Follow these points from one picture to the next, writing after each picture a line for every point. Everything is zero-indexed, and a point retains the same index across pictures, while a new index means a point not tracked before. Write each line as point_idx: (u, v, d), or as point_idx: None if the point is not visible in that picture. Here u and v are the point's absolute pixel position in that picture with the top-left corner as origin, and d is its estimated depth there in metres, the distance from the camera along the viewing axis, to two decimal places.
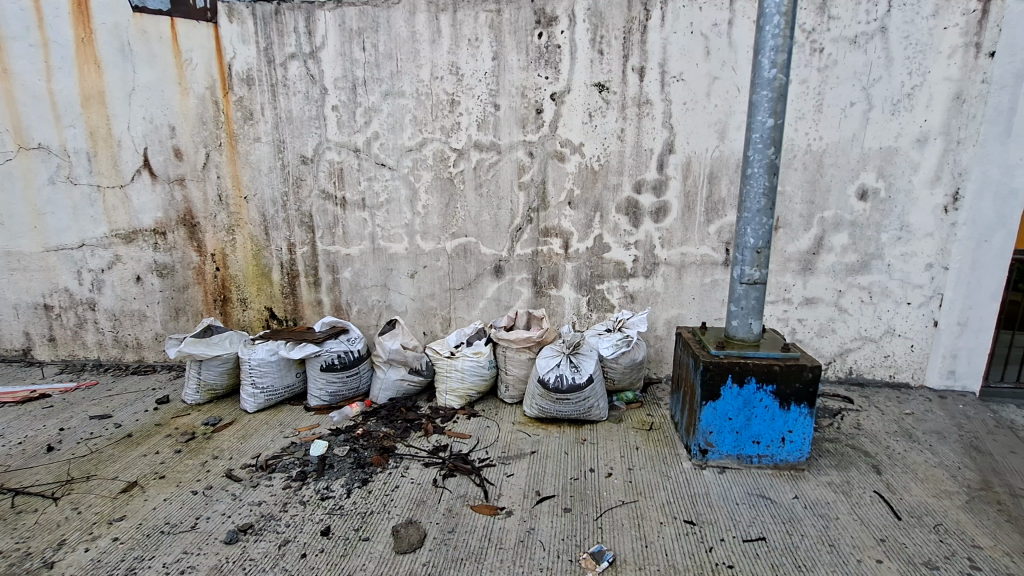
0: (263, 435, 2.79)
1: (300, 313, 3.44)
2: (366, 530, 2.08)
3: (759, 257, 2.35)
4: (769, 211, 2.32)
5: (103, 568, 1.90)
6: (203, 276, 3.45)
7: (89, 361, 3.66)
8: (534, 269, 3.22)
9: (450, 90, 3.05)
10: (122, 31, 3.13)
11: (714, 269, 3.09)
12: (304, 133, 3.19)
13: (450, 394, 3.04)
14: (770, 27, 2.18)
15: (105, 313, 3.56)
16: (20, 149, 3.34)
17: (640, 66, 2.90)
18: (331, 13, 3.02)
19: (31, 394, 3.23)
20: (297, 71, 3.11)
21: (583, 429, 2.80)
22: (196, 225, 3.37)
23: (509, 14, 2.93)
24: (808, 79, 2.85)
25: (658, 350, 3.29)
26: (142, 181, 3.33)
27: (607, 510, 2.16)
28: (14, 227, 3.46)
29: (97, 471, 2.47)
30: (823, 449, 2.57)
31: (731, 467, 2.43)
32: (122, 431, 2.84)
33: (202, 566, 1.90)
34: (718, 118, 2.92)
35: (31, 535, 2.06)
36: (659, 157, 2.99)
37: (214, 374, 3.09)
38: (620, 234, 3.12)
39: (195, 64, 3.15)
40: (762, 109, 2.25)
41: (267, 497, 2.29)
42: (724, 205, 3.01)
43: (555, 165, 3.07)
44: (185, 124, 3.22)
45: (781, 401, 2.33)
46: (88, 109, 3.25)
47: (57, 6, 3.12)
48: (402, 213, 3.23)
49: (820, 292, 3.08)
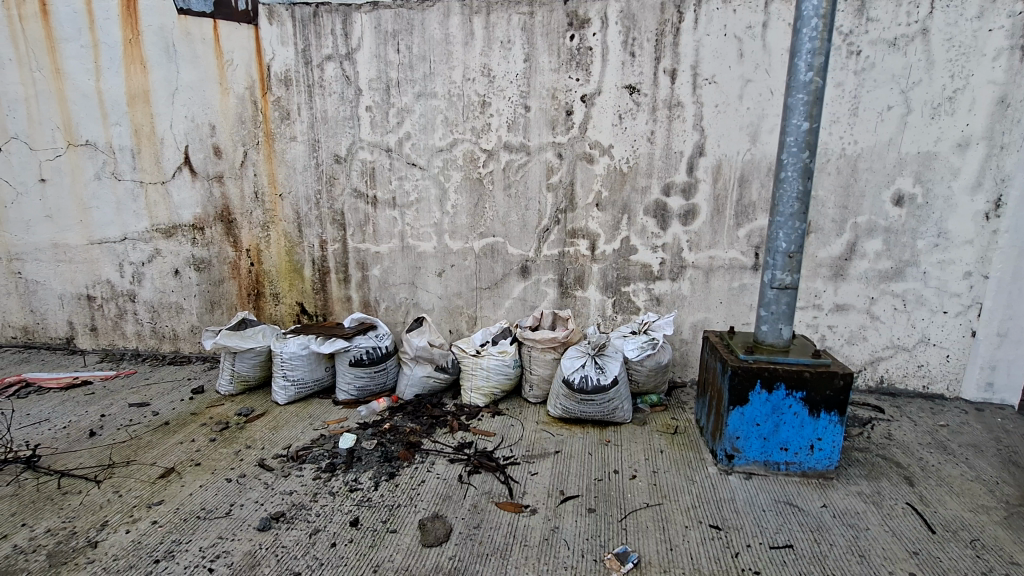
0: (293, 427, 2.86)
1: (330, 309, 3.51)
2: (393, 522, 2.12)
3: (791, 262, 2.33)
4: (802, 215, 2.30)
5: (143, 549, 1.97)
6: (238, 270, 3.54)
7: (128, 350, 3.80)
8: (561, 269, 3.23)
9: (481, 91, 3.08)
10: (168, 32, 3.25)
11: (743, 273, 3.07)
12: (338, 132, 3.25)
13: (474, 392, 3.07)
14: (807, 31, 2.16)
15: (144, 305, 3.69)
16: (70, 145, 3.48)
17: (672, 67, 2.90)
18: (367, 15, 3.09)
19: (74, 381, 3.37)
20: (333, 72, 3.19)
21: (607, 430, 2.80)
22: (233, 221, 3.47)
23: (542, 16, 2.96)
24: (844, 81, 2.81)
25: (683, 353, 3.27)
26: (182, 178, 3.44)
27: (632, 512, 2.16)
28: (62, 220, 3.61)
29: (137, 457, 2.57)
30: (853, 458, 2.53)
31: (758, 473, 2.40)
32: (159, 419, 2.95)
33: (237, 551, 1.96)
34: (750, 120, 2.89)
35: (76, 515, 2.15)
36: (689, 159, 2.98)
37: (247, 366, 3.17)
38: (647, 237, 3.11)
39: (235, 65, 3.24)
40: (797, 113, 2.23)
41: (298, 487, 2.35)
42: (755, 208, 2.98)
43: (584, 166, 3.08)
44: (226, 124, 3.32)
45: (810, 408, 2.30)
46: (134, 108, 3.38)
47: (107, 8, 3.25)
48: (431, 213, 3.28)
49: (851, 298, 3.03)
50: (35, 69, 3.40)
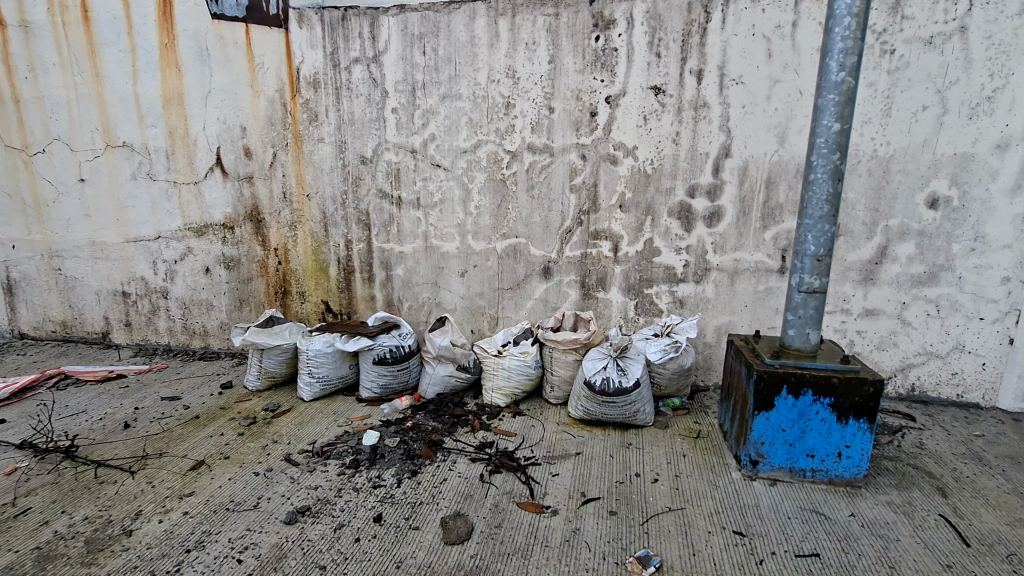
0: (318, 423, 2.92)
1: (354, 308, 3.57)
2: (416, 519, 2.14)
3: (820, 266, 2.29)
4: (832, 218, 2.25)
5: (175, 539, 2.03)
6: (266, 269, 3.62)
7: (160, 345, 3.92)
8: (583, 271, 3.23)
9: (506, 93, 3.10)
10: (202, 36, 3.34)
11: (769, 276, 3.02)
12: (364, 134, 3.30)
13: (496, 392, 3.09)
14: (839, 30, 2.12)
15: (176, 302, 3.80)
16: (108, 147, 3.61)
17: (698, 68, 2.87)
18: (394, 18, 3.13)
19: (110, 374, 3.49)
20: (360, 74, 3.24)
21: (629, 433, 2.79)
22: (261, 220, 3.55)
23: (567, 17, 2.96)
24: (877, 81, 2.75)
25: (707, 356, 3.23)
26: (214, 178, 3.53)
27: (654, 516, 2.15)
28: (100, 219, 3.74)
29: (169, 449, 2.65)
30: (882, 467, 2.47)
31: (783, 480, 2.37)
32: (190, 412, 3.03)
33: (265, 543, 2.01)
34: (778, 121, 2.84)
35: (113, 504, 2.23)
36: (714, 161, 2.95)
37: (273, 362, 3.24)
38: (671, 239, 3.08)
39: (266, 68, 3.32)
40: (827, 113, 2.19)
41: (323, 482, 2.40)
42: (782, 210, 2.93)
43: (608, 167, 3.07)
44: (256, 125, 3.40)
45: (838, 414, 2.26)
46: (169, 110, 3.48)
47: (145, 14, 3.36)
48: (454, 213, 3.30)
49: (881, 303, 2.96)
50: (77, 73, 3.53)
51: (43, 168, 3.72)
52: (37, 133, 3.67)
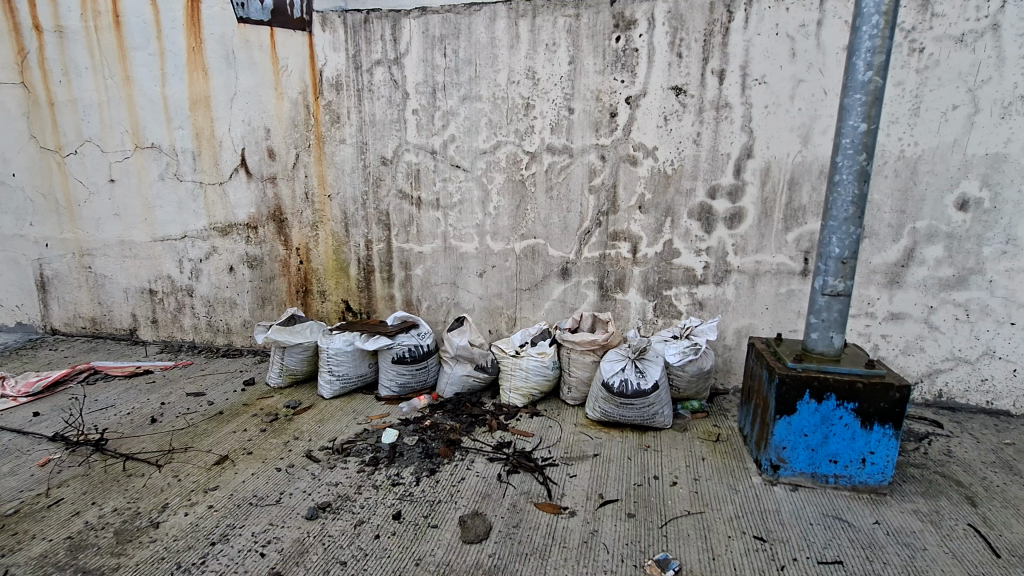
0: (338, 421, 2.95)
1: (373, 307, 3.61)
2: (434, 517, 2.16)
3: (845, 268, 2.25)
4: (857, 220, 2.22)
5: (200, 532, 2.08)
6: (288, 268, 3.68)
7: (185, 342, 4.00)
8: (601, 272, 3.22)
9: (526, 94, 3.10)
10: (228, 40, 3.40)
11: (791, 279, 2.98)
12: (385, 135, 3.34)
13: (513, 392, 3.10)
14: (867, 28, 2.08)
15: (200, 300, 3.88)
16: (137, 148, 3.70)
17: (720, 68, 2.85)
18: (415, 21, 3.16)
19: (137, 369, 3.58)
20: (381, 76, 3.27)
21: (647, 435, 2.77)
22: (284, 220, 3.61)
23: (587, 18, 2.95)
24: (904, 80, 2.70)
25: (727, 359, 3.20)
26: (239, 179, 3.60)
27: (673, 519, 2.13)
28: (129, 218, 3.84)
29: (194, 443, 2.71)
30: (908, 474, 2.42)
31: (804, 485, 2.33)
32: (214, 408, 3.10)
33: (287, 538, 2.04)
34: (802, 121, 2.80)
35: (140, 496, 2.29)
36: (736, 161, 2.92)
37: (295, 360, 3.29)
38: (691, 240, 3.06)
39: (290, 71, 3.37)
40: (853, 113, 2.16)
41: (343, 478, 2.43)
42: (805, 212, 2.89)
43: (628, 168, 3.06)
44: (280, 127, 3.46)
45: (862, 420, 2.22)
46: (196, 112, 3.56)
47: (174, 18, 3.44)
48: (473, 214, 3.32)
49: (907, 307, 2.90)
50: (108, 76, 3.62)
51: (75, 169, 3.83)
52: (70, 134, 3.78)
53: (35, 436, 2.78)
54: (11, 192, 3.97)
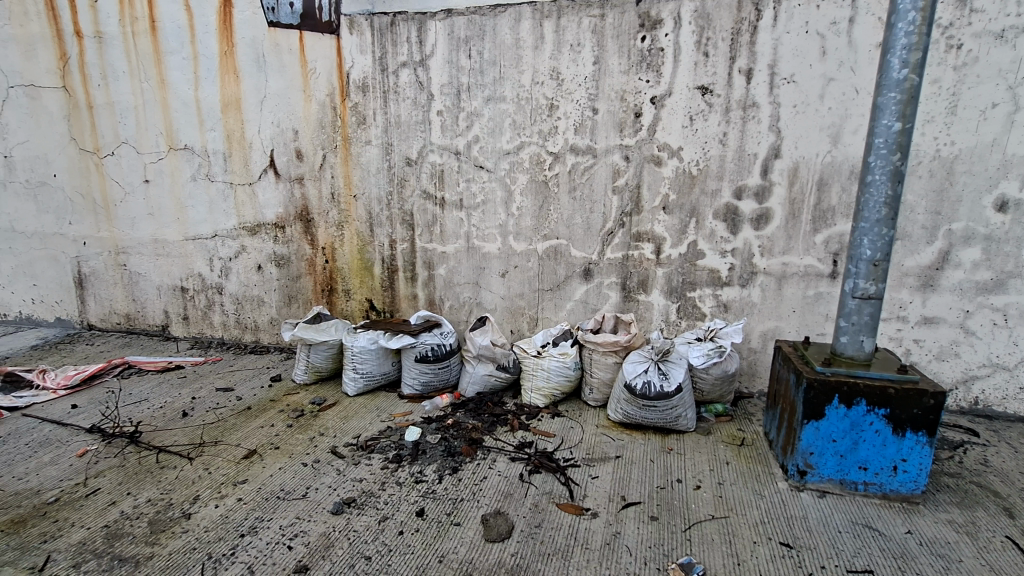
0: (362, 418, 3.00)
1: (397, 306, 3.65)
2: (457, 515, 2.18)
3: (876, 271, 2.20)
4: (890, 222, 2.17)
5: (230, 523, 2.13)
6: (314, 267, 3.75)
7: (214, 338, 4.11)
8: (624, 273, 3.20)
9: (550, 95, 3.11)
10: (259, 44, 3.48)
11: (819, 281, 2.92)
12: (410, 136, 3.38)
13: (535, 392, 3.10)
14: (902, 25, 2.03)
15: (229, 297, 3.97)
16: (170, 150, 3.81)
17: (747, 67, 2.81)
18: (441, 23, 3.19)
19: (169, 364, 3.69)
20: (407, 78, 3.31)
21: (670, 438, 2.75)
22: (311, 220, 3.67)
23: (612, 18, 2.94)
24: (941, 78, 2.63)
25: (752, 362, 3.15)
26: (267, 179, 3.68)
27: (697, 523, 2.11)
28: (163, 218, 3.96)
29: (224, 437, 2.78)
30: (942, 483, 2.35)
31: (833, 492, 2.28)
32: (242, 403, 3.17)
33: (313, 532, 2.08)
34: (832, 121, 2.75)
35: (173, 488, 2.36)
36: (763, 162, 2.87)
37: (320, 357, 3.35)
38: (716, 242, 3.02)
39: (318, 73, 3.43)
40: (887, 112, 2.11)
41: (367, 475, 2.46)
42: (835, 213, 2.83)
43: (652, 169, 3.03)
44: (308, 128, 3.53)
45: (894, 426, 2.16)
46: (227, 114, 3.65)
47: (207, 23, 3.53)
48: (497, 214, 3.33)
49: (942, 311, 2.82)
50: (144, 80, 3.74)
51: (112, 170, 3.97)
52: (108, 136, 3.91)
53: (74, 427, 2.89)
54: (52, 192, 4.12)
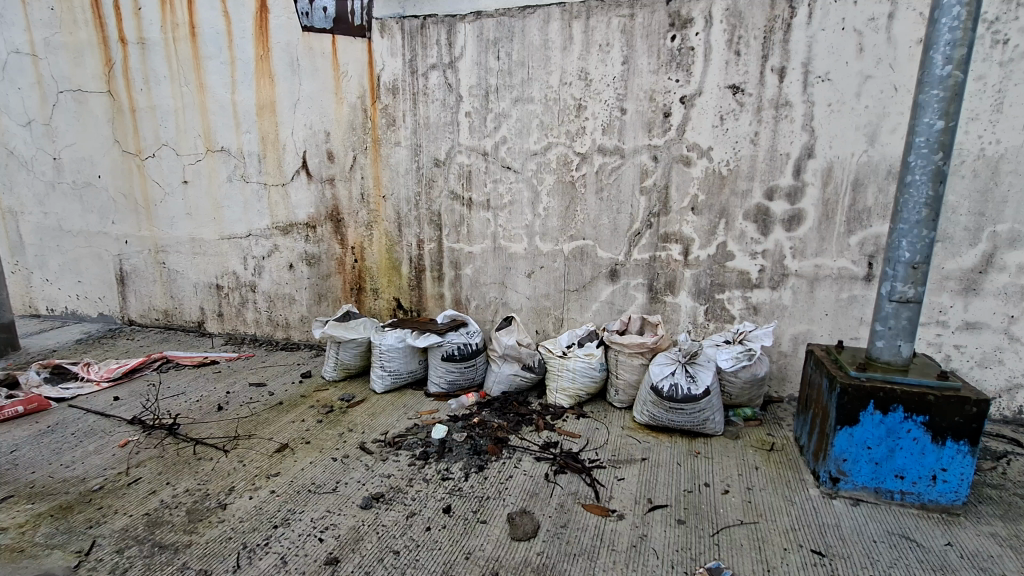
0: (390, 415, 3.04)
1: (423, 305, 3.70)
2: (483, 513, 2.20)
3: (915, 274, 2.14)
4: (931, 223, 2.10)
5: (264, 514, 2.20)
6: (344, 267, 3.82)
7: (247, 335, 4.23)
8: (651, 273, 3.18)
9: (578, 95, 3.11)
10: (293, 48, 3.57)
11: (853, 284, 2.84)
12: (438, 138, 3.42)
13: (560, 392, 3.10)
14: (946, 20, 1.97)
15: (262, 295, 4.08)
16: (208, 151, 3.94)
17: (780, 66, 2.76)
18: (470, 25, 3.22)
19: (204, 360, 3.81)
20: (436, 80, 3.35)
21: (697, 441, 2.72)
22: (341, 220, 3.75)
23: (642, 18, 2.93)
24: (986, 74, 2.53)
25: (782, 366, 3.09)
26: (300, 180, 3.77)
27: (725, 528, 2.09)
28: (200, 218, 4.09)
29: (257, 431, 2.86)
30: (984, 495, 2.27)
31: (867, 500, 2.23)
32: (274, 398, 3.25)
33: (344, 525, 2.13)
34: (869, 120, 2.68)
35: (210, 478, 2.44)
36: (796, 162, 2.82)
37: (349, 354, 3.42)
38: (746, 243, 2.97)
39: (350, 76, 3.50)
40: (929, 110, 2.05)
41: (395, 471, 2.50)
42: (871, 214, 2.76)
43: (681, 169, 3.01)
44: (339, 130, 3.60)
45: (934, 435, 2.10)
46: (262, 117, 3.75)
47: (244, 29, 3.64)
48: (523, 214, 3.35)
49: (985, 316, 2.72)
50: (184, 84, 3.87)
51: (153, 171, 4.11)
52: (149, 139, 4.06)
53: (117, 418, 3.01)
54: (97, 193, 4.30)
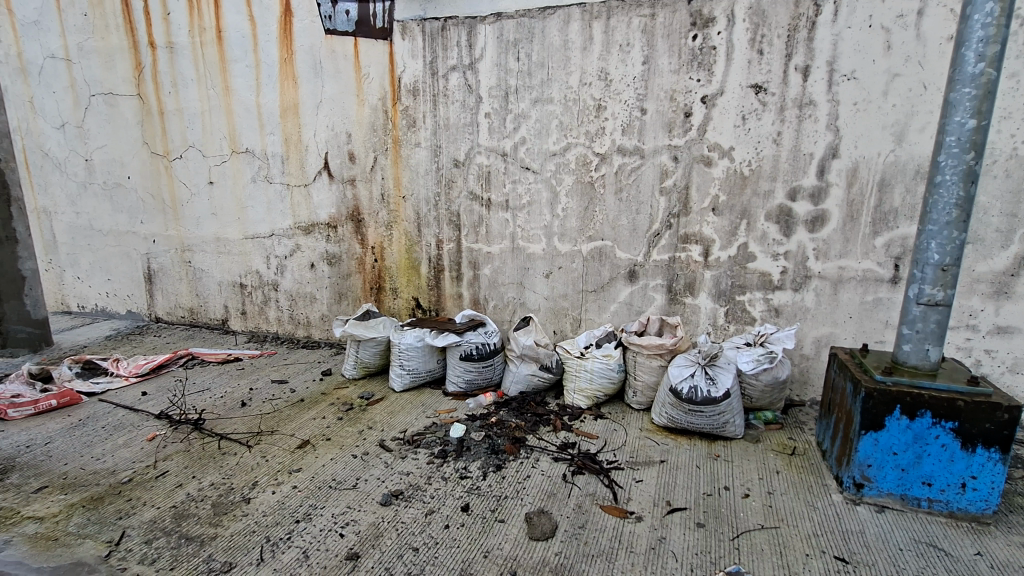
0: (408, 413, 3.07)
1: (442, 305, 3.73)
2: (501, 512, 2.21)
3: (944, 276, 2.10)
4: (962, 224, 2.05)
5: (286, 509, 2.24)
6: (364, 266, 3.87)
7: (270, 333, 4.30)
8: (670, 275, 3.16)
9: (598, 95, 3.10)
10: (316, 50, 3.62)
11: (879, 286, 2.79)
12: (458, 139, 3.44)
13: (578, 393, 3.10)
14: (979, 16, 1.93)
15: (284, 294, 4.15)
16: (233, 153, 4.02)
17: (804, 64, 2.72)
18: (490, 26, 3.23)
19: (228, 357, 3.89)
20: (456, 81, 3.37)
21: (717, 444, 2.69)
22: (361, 220, 3.80)
23: (663, 18, 2.91)
24: (1020, 71, 2.46)
25: (804, 370, 3.05)
26: (322, 181, 3.83)
27: (746, 533, 2.06)
28: (225, 217, 4.18)
29: (280, 427, 2.91)
30: (1015, 505, 2.20)
31: (892, 507, 2.18)
32: (296, 395, 3.31)
33: (364, 521, 2.16)
34: (896, 119, 2.62)
35: (234, 473, 2.50)
36: (820, 162, 2.77)
37: (369, 353, 3.46)
38: (768, 244, 2.94)
39: (371, 78, 3.55)
40: (960, 109, 2.00)
41: (414, 468, 2.53)
42: (898, 215, 2.70)
43: (701, 169, 2.98)
44: (360, 132, 3.65)
45: (963, 441, 2.05)
46: (285, 119, 3.82)
47: (269, 32, 3.71)
48: (542, 215, 3.35)
49: (1017, 320, 2.64)
50: (211, 87, 3.96)
51: (180, 172, 4.22)
52: (177, 140, 4.16)
53: (145, 413, 3.09)
54: (126, 193, 4.42)
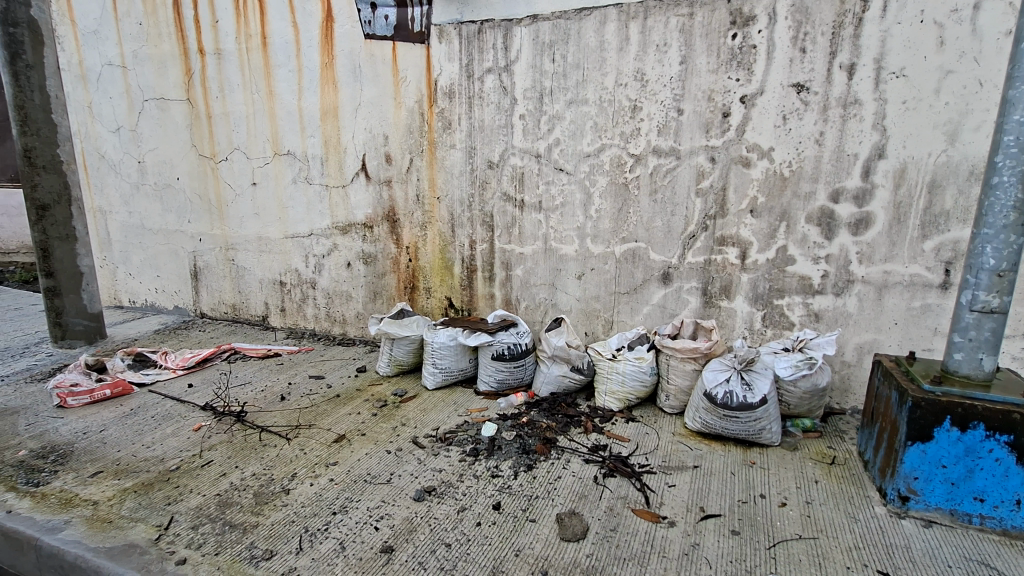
0: (440, 411, 3.12)
1: (474, 305, 3.77)
2: (532, 512, 2.22)
3: (1001, 283, 2.00)
4: (1020, 227, 1.96)
5: (324, 501, 2.31)
6: (398, 266, 3.95)
7: (307, 329, 4.43)
8: (705, 277, 3.11)
9: (633, 96, 3.08)
10: (355, 54, 3.71)
11: (927, 292, 2.68)
12: (492, 140, 3.47)
13: (610, 395, 3.08)
14: None
15: (321, 292, 4.26)
16: (275, 154, 4.16)
17: (850, 62, 2.64)
18: (526, 28, 3.25)
19: (268, 352, 4.03)
20: (491, 83, 3.40)
21: (752, 451, 2.64)
22: (397, 220, 3.87)
23: (702, 16, 2.87)
24: None
25: (845, 377, 2.95)
26: (359, 182, 3.92)
27: (782, 542, 2.02)
28: (267, 217, 4.32)
29: (317, 422, 3.00)
30: None
31: (940, 522, 2.09)
32: (332, 391, 3.40)
33: (398, 516, 2.20)
34: (949, 117, 2.52)
35: (274, 464, 2.58)
36: (865, 163, 2.68)
37: (402, 351, 3.53)
38: (809, 247, 2.86)
39: (409, 81, 3.62)
40: (1020, 106, 1.91)
41: (446, 466, 2.57)
42: (948, 218, 2.59)
43: (740, 171, 2.92)
44: (397, 134, 3.73)
45: (1019, 455, 1.96)
46: (325, 122, 3.93)
47: (311, 38, 3.82)
48: (575, 216, 3.35)
49: None
50: (255, 91, 4.10)
51: (226, 173, 4.38)
52: (223, 143, 4.33)
53: (191, 404, 3.23)
54: (175, 193, 4.63)
